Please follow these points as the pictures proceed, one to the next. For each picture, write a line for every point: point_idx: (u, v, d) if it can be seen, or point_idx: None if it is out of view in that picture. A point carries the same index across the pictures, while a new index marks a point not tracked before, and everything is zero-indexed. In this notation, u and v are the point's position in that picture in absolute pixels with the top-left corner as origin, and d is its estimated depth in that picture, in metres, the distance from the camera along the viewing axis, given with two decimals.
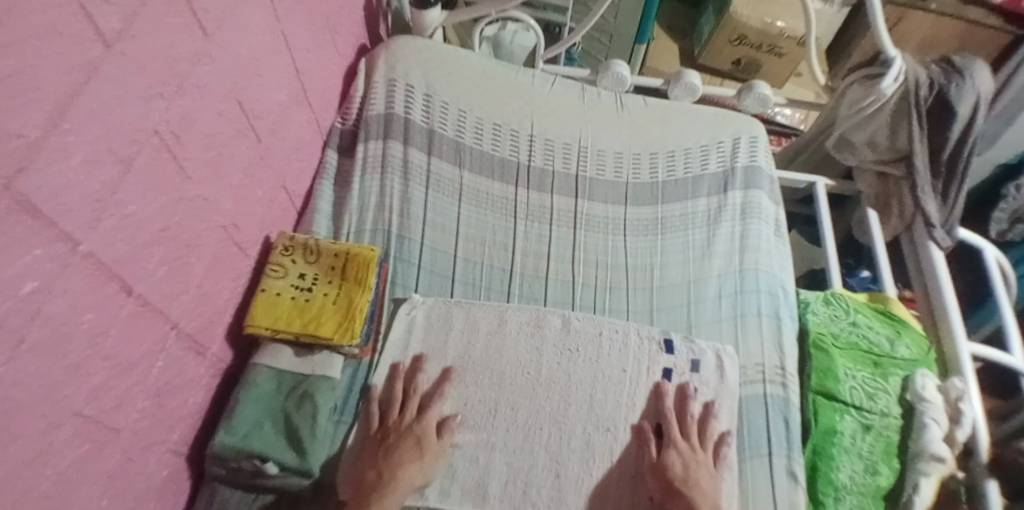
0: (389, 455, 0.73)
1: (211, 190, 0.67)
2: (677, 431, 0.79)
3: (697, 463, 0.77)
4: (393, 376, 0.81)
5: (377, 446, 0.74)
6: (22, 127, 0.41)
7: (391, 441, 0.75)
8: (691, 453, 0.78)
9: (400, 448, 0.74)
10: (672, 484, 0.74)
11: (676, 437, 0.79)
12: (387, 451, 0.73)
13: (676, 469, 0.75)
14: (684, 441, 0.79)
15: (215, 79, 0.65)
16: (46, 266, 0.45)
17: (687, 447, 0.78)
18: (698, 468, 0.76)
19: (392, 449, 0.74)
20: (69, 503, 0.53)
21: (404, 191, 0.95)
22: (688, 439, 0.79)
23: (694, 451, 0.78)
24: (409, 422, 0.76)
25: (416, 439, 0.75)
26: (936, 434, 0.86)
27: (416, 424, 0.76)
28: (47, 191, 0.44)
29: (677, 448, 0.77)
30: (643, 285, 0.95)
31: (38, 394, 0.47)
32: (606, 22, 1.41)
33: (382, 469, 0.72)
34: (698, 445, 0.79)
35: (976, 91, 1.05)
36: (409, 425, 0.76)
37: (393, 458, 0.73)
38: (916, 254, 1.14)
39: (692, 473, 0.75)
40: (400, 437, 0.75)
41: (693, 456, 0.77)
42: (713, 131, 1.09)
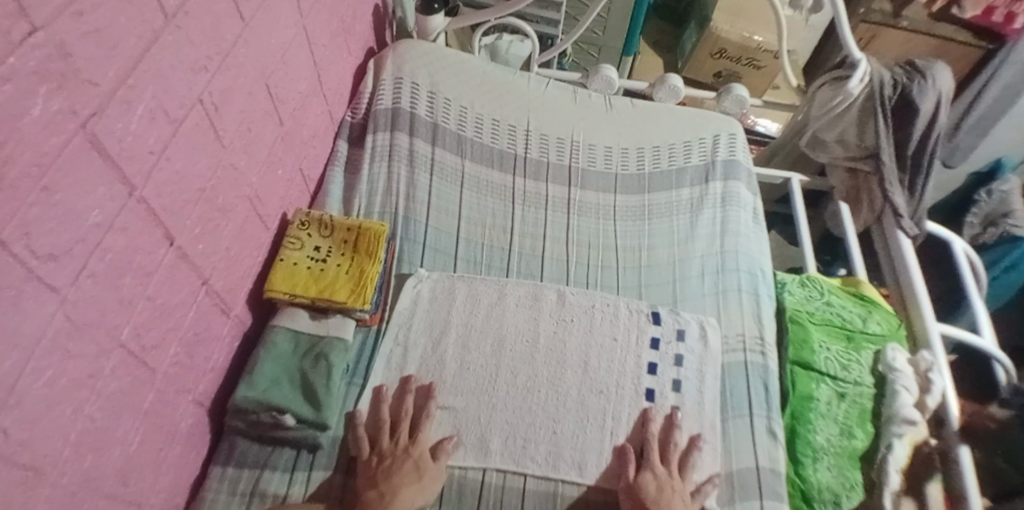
0: (388, 478, 0.74)
1: (242, 161, 0.75)
2: (656, 454, 0.80)
3: (672, 490, 0.77)
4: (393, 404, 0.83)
5: (376, 467, 0.75)
6: (98, 78, 0.48)
7: (389, 463, 0.75)
8: (669, 480, 0.78)
9: (401, 468, 0.74)
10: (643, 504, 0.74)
11: (655, 462, 0.79)
12: (387, 472, 0.74)
13: (649, 490, 0.76)
14: (663, 467, 0.79)
15: (250, 62, 0.73)
16: (108, 204, 0.52)
17: (664, 471, 0.79)
18: (671, 495, 0.76)
19: (391, 470, 0.74)
20: (112, 430, 0.58)
21: (410, 177, 1.03)
22: (668, 469, 0.80)
23: (671, 478, 0.78)
24: (404, 444, 0.78)
25: (415, 461, 0.76)
26: (906, 399, 0.92)
27: (412, 448, 0.77)
28: (115, 137, 0.51)
29: (654, 469, 0.78)
30: (632, 265, 1.03)
31: (95, 320, 0.53)
32: (595, 35, 1.51)
33: (382, 489, 0.72)
34: (676, 472, 0.79)
35: (937, 90, 1.16)
36: (405, 449, 0.77)
37: (394, 480, 0.73)
38: (886, 243, 1.23)
39: (666, 496, 0.76)
40: (396, 461, 0.76)
41: (669, 481, 0.78)
42: (694, 128, 1.17)
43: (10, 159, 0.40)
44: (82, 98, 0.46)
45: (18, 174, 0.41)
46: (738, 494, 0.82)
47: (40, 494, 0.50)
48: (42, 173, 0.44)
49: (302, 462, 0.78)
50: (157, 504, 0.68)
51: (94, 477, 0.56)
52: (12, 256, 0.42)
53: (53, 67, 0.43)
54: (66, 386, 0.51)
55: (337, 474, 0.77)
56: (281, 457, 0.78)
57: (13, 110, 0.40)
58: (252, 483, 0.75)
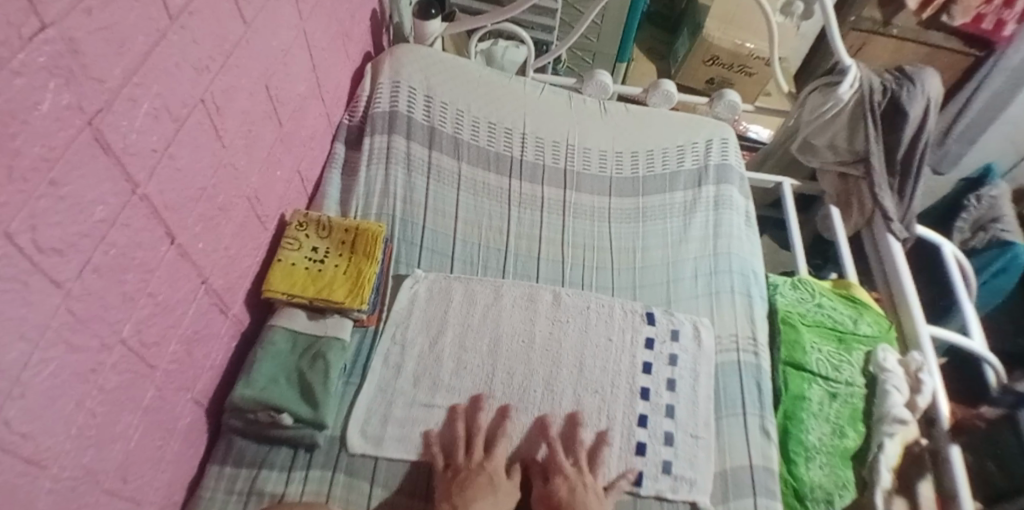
0: (462, 491, 0.73)
1: (242, 160, 0.77)
2: (563, 455, 0.79)
3: (584, 492, 0.76)
4: (474, 423, 0.82)
5: (450, 481, 0.75)
6: (104, 75, 0.50)
7: (463, 477, 0.75)
8: (580, 480, 0.77)
9: (474, 480, 0.74)
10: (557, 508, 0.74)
11: (556, 459, 0.79)
12: (461, 485, 0.74)
13: (562, 491, 0.75)
14: (569, 465, 0.79)
15: (251, 63, 0.75)
16: (113, 200, 0.54)
17: (574, 471, 0.78)
18: (579, 494, 0.75)
19: (465, 484, 0.74)
20: (113, 422, 0.59)
21: (407, 180, 1.04)
22: (579, 471, 0.78)
23: (582, 476, 0.78)
24: (480, 459, 0.78)
25: (489, 473, 0.76)
26: (897, 399, 0.92)
27: (487, 463, 0.77)
28: (120, 133, 0.53)
29: (564, 473, 0.77)
30: (626, 266, 1.04)
31: (98, 313, 0.54)
32: (590, 41, 1.53)
33: (454, 501, 0.72)
34: (587, 471, 0.79)
35: (926, 96, 1.18)
36: (480, 462, 0.77)
37: (468, 493, 0.73)
38: (876, 247, 1.25)
39: (580, 496, 0.75)
40: (471, 473, 0.75)
41: (580, 480, 0.77)
42: (688, 132, 1.19)
43: (18, 151, 0.42)
44: (89, 94, 0.48)
45: (27, 167, 0.43)
46: (731, 490, 0.83)
47: (41, 486, 0.51)
48: (50, 167, 0.45)
49: (299, 461, 0.78)
50: (155, 501, 0.69)
51: (94, 470, 0.58)
52: (18, 248, 0.43)
53: (62, 63, 0.45)
54: (70, 378, 0.52)
55: (337, 473, 0.78)
56: (278, 456, 0.78)
57: (24, 104, 0.42)
58: (250, 481, 0.75)
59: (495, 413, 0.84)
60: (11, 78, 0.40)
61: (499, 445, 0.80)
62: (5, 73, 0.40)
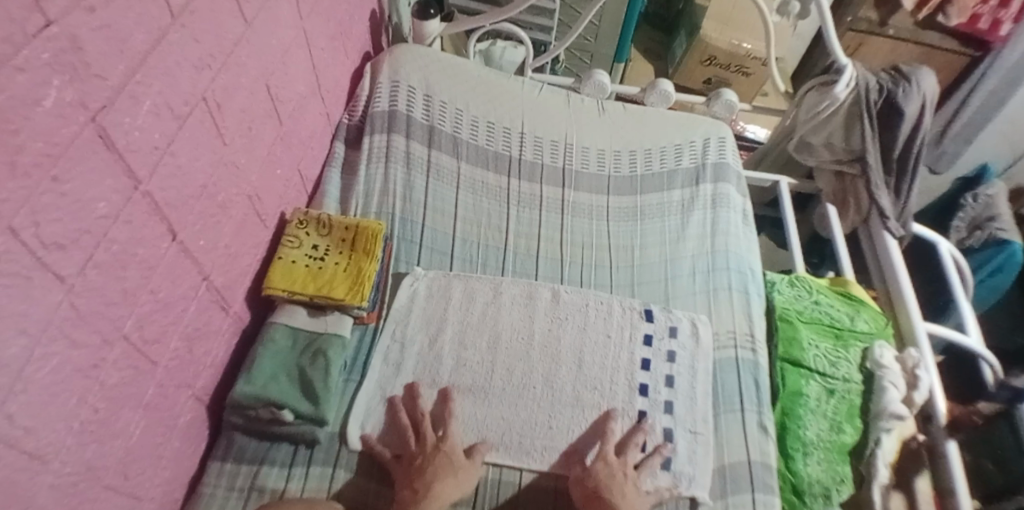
0: (422, 474, 0.74)
1: (242, 158, 0.77)
2: (610, 447, 0.81)
3: (622, 481, 0.77)
4: (419, 413, 0.82)
5: (408, 471, 0.76)
6: (106, 72, 0.51)
7: (419, 464, 0.76)
8: (621, 472, 0.78)
9: (434, 466, 0.75)
10: (594, 492, 0.76)
11: (605, 453, 0.80)
12: (420, 469, 0.75)
13: (603, 474, 0.77)
14: (612, 455, 0.80)
15: (251, 62, 0.76)
16: (114, 197, 0.54)
17: (617, 461, 0.79)
18: (621, 484, 0.77)
19: (423, 468, 0.75)
20: (115, 418, 0.60)
21: (406, 178, 1.05)
22: (621, 461, 0.80)
23: (624, 466, 0.79)
24: (434, 442, 0.78)
25: (445, 453, 0.77)
26: (894, 394, 0.93)
27: (443, 446, 0.78)
28: (122, 130, 0.54)
29: (605, 459, 0.79)
30: (624, 263, 1.05)
31: (100, 309, 0.55)
32: (588, 42, 1.54)
33: (416, 486, 0.73)
34: (628, 465, 0.80)
35: (921, 95, 1.19)
36: (435, 446, 0.78)
37: (428, 475, 0.74)
38: (873, 245, 1.25)
39: (617, 480, 0.77)
40: (428, 458, 0.76)
41: (619, 469, 0.78)
42: (685, 131, 1.20)
43: (21, 147, 0.42)
44: (91, 91, 0.49)
45: (29, 163, 0.43)
46: (730, 485, 0.84)
47: (42, 482, 0.51)
48: (52, 163, 0.46)
49: (299, 457, 0.78)
50: (156, 497, 0.69)
51: (96, 465, 0.58)
52: (21, 243, 0.44)
53: (65, 60, 0.45)
54: (72, 373, 0.52)
55: (337, 468, 0.78)
56: (279, 452, 0.78)
57: (28, 100, 0.43)
58: (251, 477, 0.76)
59: (433, 402, 0.85)
60: (14, 74, 0.41)
61: (446, 430, 0.80)
62: (9, 70, 0.40)
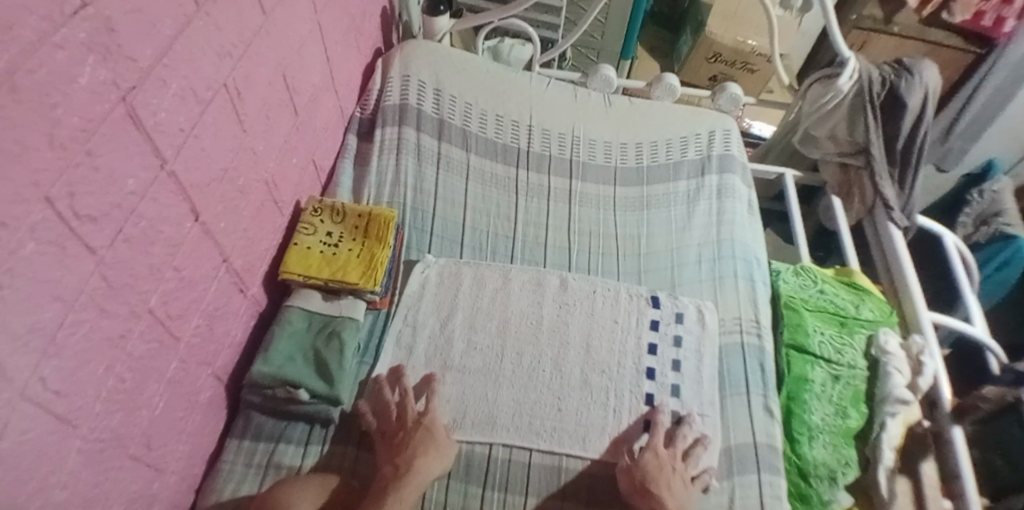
0: (402, 451, 0.76)
1: (260, 145, 0.80)
2: (659, 439, 0.82)
3: (676, 473, 0.78)
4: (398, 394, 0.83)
5: (388, 444, 0.78)
6: (136, 55, 0.53)
7: (399, 439, 0.78)
8: (671, 466, 0.79)
9: (415, 442, 0.76)
10: (641, 485, 0.76)
11: (658, 447, 0.80)
12: (399, 447, 0.76)
13: (659, 466, 0.78)
14: (662, 447, 0.81)
15: (269, 52, 0.79)
16: (143, 175, 0.57)
17: (667, 454, 0.80)
18: (674, 477, 0.78)
19: (402, 446, 0.77)
20: (140, 389, 0.62)
21: (416, 169, 1.07)
22: (671, 454, 0.81)
23: (674, 459, 0.80)
24: (415, 418, 0.80)
25: (425, 429, 0.78)
26: (898, 379, 0.94)
27: (424, 423, 0.79)
28: (150, 110, 0.57)
29: (655, 451, 0.80)
30: (631, 252, 1.07)
31: (129, 282, 0.57)
32: (594, 39, 1.56)
33: (397, 463, 0.75)
34: (677, 456, 0.81)
35: (924, 87, 1.20)
36: (417, 423, 0.79)
37: (407, 453, 0.75)
38: (878, 236, 1.27)
39: (665, 475, 0.77)
40: (408, 434, 0.78)
41: (670, 462, 0.79)
42: (690, 124, 1.22)
43: (58, 120, 0.45)
44: (123, 71, 0.52)
45: (65, 136, 0.46)
46: (736, 467, 0.85)
47: (72, 446, 0.53)
48: (87, 138, 0.49)
49: (315, 436, 0.81)
50: (176, 471, 0.72)
51: (122, 434, 0.61)
52: (57, 213, 0.47)
53: (99, 40, 0.48)
54: (101, 342, 0.55)
55: (350, 446, 0.80)
56: (294, 431, 0.81)
57: (65, 76, 0.45)
58: (267, 455, 0.78)
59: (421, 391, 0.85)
60: (53, 50, 0.44)
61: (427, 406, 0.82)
62: (48, 46, 0.43)
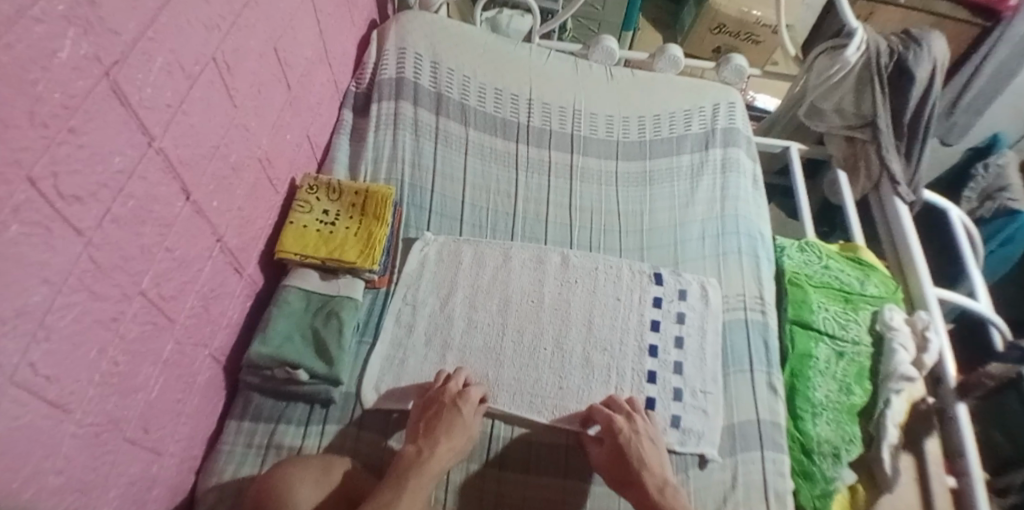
0: (432, 430, 0.75)
1: (252, 122, 0.78)
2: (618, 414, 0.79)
3: (640, 434, 0.77)
4: (441, 378, 0.81)
5: (423, 415, 0.77)
6: (118, 28, 0.51)
7: (434, 411, 0.77)
8: (632, 428, 0.78)
9: (445, 422, 0.75)
10: (614, 455, 0.76)
11: (612, 414, 0.79)
12: (430, 425, 0.75)
13: (623, 433, 0.77)
14: (621, 417, 0.78)
15: (260, 25, 0.76)
16: (130, 153, 0.55)
17: (629, 428, 0.77)
18: (641, 439, 0.77)
19: (434, 422, 0.76)
20: (135, 373, 0.61)
21: (414, 144, 1.05)
22: (631, 421, 0.79)
23: (634, 428, 0.78)
24: (453, 396, 0.78)
25: (458, 409, 0.76)
26: (903, 356, 0.92)
27: (462, 404, 0.77)
28: (135, 86, 0.54)
29: (613, 425, 0.77)
30: (633, 228, 1.05)
31: (119, 263, 0.56)
32: (595, 10, 1.52)
33: (421, 445, 0.73)
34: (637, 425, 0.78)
35: (932, 59, 1.17)
36: (454, 401, 0.77)
37: (438, 432, 0.74)
38: (883, 211, 1.24)
39: (636, 443, 0.76)
40: (442, 410, 0.77)
41: (633, 432, 0.77)
42: (695, 97, 1.19)
43: (39, 98, 0.43)
44: (106, 46, 0.50)
45: (47, 113, 0.44)
46: (739, 443, 0.84)
47: (66, 431, 0.52)
48: (69, 115, 0.47)
49: (315, 416, 0.80)
50: (175, 453, 0.71)
51: (118, 418, 0.60)
52: (41, 194, 0.45)
53: (79, 12, 0.46)
54: (92, 324, 0.54)
55: (350, 427, 0.80)
56: (295, 411, 0.80)
57: (44, 51, 0.43)
58: (268, 435, 0.78)
59: (468, 379, 0.82)
60: (31, 25, 0.42)
61: (468, 385, 0.80)
62: (26, 20, 0.41)
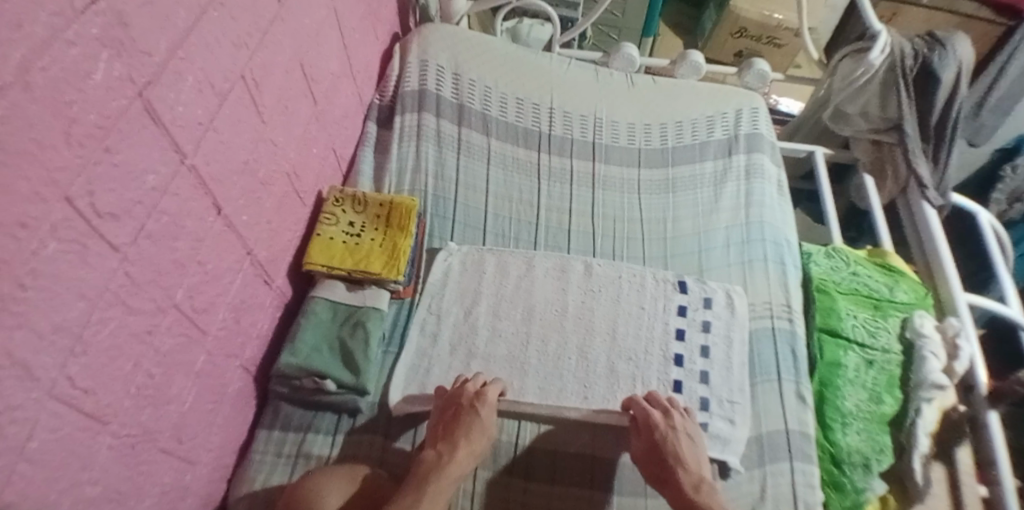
0: (452, 433, 0.75)
1: (280, 136, 0.80)
2: (656, 409, 0.78)
3: (676, 431, 0.76)
4: (458, 381, 0.82)
5: (442, 419, 0.77)
6: (150, 48, 0.53)
7: (452, 414, 0.77)
8: (669, 425, 0.77)
9: (464, 427, 0.75)
10: (653, 445, 0.75)
11: (649, 409, 0.78)
12: (449, 428, 0.76)
13: (659, 429, 0.76)
14: (657, 412, 0.78)
15: (286, 41, 0.78)
16: (164, 170, 0.57)
17: (666, 426, 0.77)
18: (677, 436, 0.76)
19: (453, 426, 0.76)
20: (169, 384, 0.63)
21: (437, 155, 1.06)
22: (667, 417, 0.78)
23: (672, 427, 0.77)
24: (471, 398, 0.78)
25: (476, 411, 0.76)
26: (935, 365, 0.90)
27: (479, 406, 0.77)
28: (167, 105, 0.56)
29: (649, 421, 0.77)
30: (657, 235, 1.04)
31: (153, 278, 0.57)
32: (614, 17, 1.52)
33: (441, 449, 0.73)
34: (676, 422, 0.77)
35: (959, 61, 1.13)
36: (472, 404, 0.77)
37: (459, 434, 0.74)
38: (912, 215, 1.21)
39: (673, 441, 0.75)
40: (460, 413, 0.77)
41: (671, 429, 0.76)
42: (717, 102, 1.18)
43: (74, 118, 0.45)
44: (138, 66, 0.51)
45: (83, 134, 0.46)
46: (767, 454, 0.83)
47: (102, 442, 0.54)
48: (104, 135, 0.48)
49: (342, 425, 0.81)
50: (207, 462, 0.73)
51: (152, 429, 0.61)
52: (77, 212, 0.46)
53: (113, 35, 0.48)
54: (128, 338, 0.55)
55: (377, 435, 0.81)
56: (323, 421, 0.81)
57: (79, 74, 0.45)
58: (297, 445, 0.79)
59: (485, 381, 0.82)
60: (66, 48, 0.43)
61: (485, 385, 0.81)
62: (61, 44, 0.42)
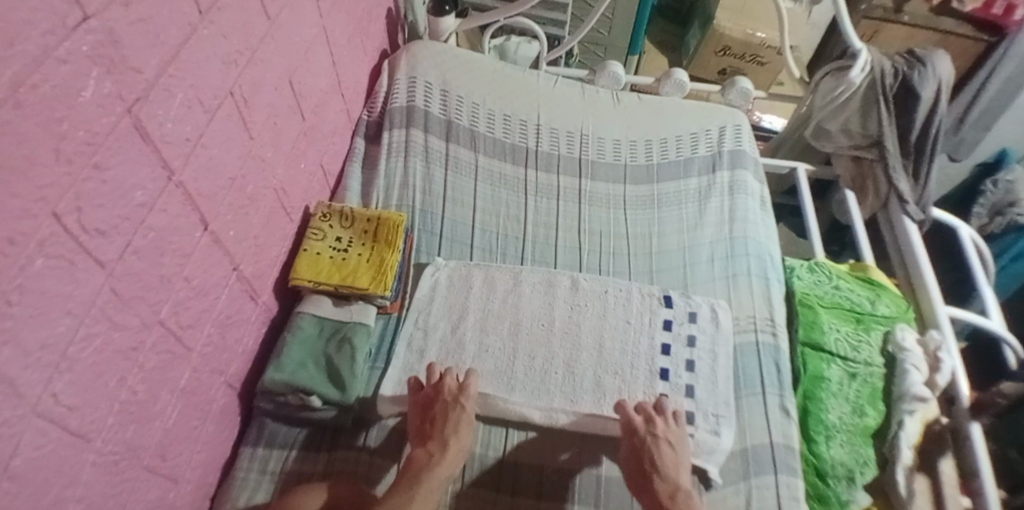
0: (440, 430, 0.77)
1: (269, 152, 0.81)
2: (637, 415, 0.80)
3: (657, 438, 0.78)
4: (432, 371, 0.82)
5: (425, 416, 0.79)
6: (141, 66, 0.53)
7: (437, 410, 0.78)
8: (649, 431, 0.79)
9: (450, 421, 0.77)
10: (633, 450, 0.78)
11: (631, 413, 0.80)
12: (436, 423, 0.77)
13: (637, 435, 0.78)
14: (639, 418, 0.80)
15: (276, 59, 0.79)
16: (152, 185, 0.57)
17: (647, 431, 0.79)
18: (658, 442, 0.78)
19: (439, 418, 0.78)
20: (153, 400, 0.63)
21: (425, 171, 1.07)
22: (648, 424, 0.79)
23: (654, 435, 0.78)
24: (454, 392, 0.80)
25: (461, 406, 0.78)
26: (916, 377, 0.91)
27: (463, 399, 0.79)
28: (157, 122, 0.57)
29: (631, 428, 0.79)
30: (642, 251, 1.06)
31: (139, 294, 0.57)
32: (601, 35, 1.54)
33: (431, 448, 0.74)
34: (663, 425, 0.80)
35: (937, 78, 1.17)
36: (455, 397, 0.79)
37: (443, 432, 0.76)
38: (893, 230, 1.23)
39: (651, 446, 0.77)
40: (446, 409, 0.78)
41: (652, 435, 0.78)
42: (700, 120, 1.20)
43: (64, 135, 0.45)
44: (129, 83, 0.52)
45: (72, 151, 0.46)
46: (752, 468, 0.84)
47: (86, 459, 0.53)
48: (93, 151, 0.48)
49: (326, 441, 0.81)
50: (191, 479, 0.72)
51: (136, 446, 0.61)
52: (65, 229, 0.46)
53: (104, 52, 0.48)
54: (113, 355, 0.55)
55: (363, 452, 0.80)
56: (305, 438, 0.81)
57: (70, 91, 0.45)
58: (281, 462, 0.79)
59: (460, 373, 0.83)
60: (57, 65, 0.43)
61: (465, 376, 0.82)
62: (53, 62, 0.43)
